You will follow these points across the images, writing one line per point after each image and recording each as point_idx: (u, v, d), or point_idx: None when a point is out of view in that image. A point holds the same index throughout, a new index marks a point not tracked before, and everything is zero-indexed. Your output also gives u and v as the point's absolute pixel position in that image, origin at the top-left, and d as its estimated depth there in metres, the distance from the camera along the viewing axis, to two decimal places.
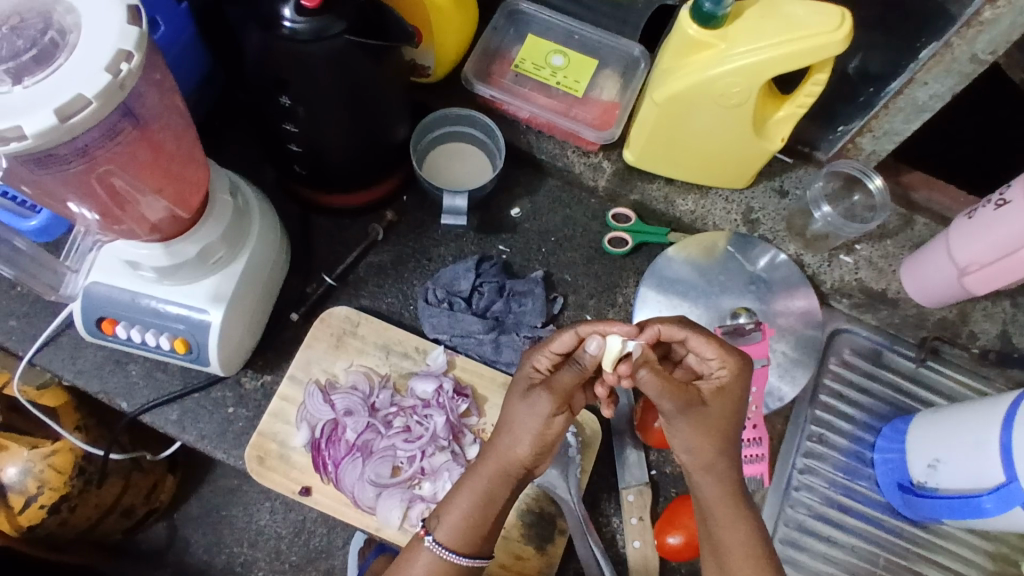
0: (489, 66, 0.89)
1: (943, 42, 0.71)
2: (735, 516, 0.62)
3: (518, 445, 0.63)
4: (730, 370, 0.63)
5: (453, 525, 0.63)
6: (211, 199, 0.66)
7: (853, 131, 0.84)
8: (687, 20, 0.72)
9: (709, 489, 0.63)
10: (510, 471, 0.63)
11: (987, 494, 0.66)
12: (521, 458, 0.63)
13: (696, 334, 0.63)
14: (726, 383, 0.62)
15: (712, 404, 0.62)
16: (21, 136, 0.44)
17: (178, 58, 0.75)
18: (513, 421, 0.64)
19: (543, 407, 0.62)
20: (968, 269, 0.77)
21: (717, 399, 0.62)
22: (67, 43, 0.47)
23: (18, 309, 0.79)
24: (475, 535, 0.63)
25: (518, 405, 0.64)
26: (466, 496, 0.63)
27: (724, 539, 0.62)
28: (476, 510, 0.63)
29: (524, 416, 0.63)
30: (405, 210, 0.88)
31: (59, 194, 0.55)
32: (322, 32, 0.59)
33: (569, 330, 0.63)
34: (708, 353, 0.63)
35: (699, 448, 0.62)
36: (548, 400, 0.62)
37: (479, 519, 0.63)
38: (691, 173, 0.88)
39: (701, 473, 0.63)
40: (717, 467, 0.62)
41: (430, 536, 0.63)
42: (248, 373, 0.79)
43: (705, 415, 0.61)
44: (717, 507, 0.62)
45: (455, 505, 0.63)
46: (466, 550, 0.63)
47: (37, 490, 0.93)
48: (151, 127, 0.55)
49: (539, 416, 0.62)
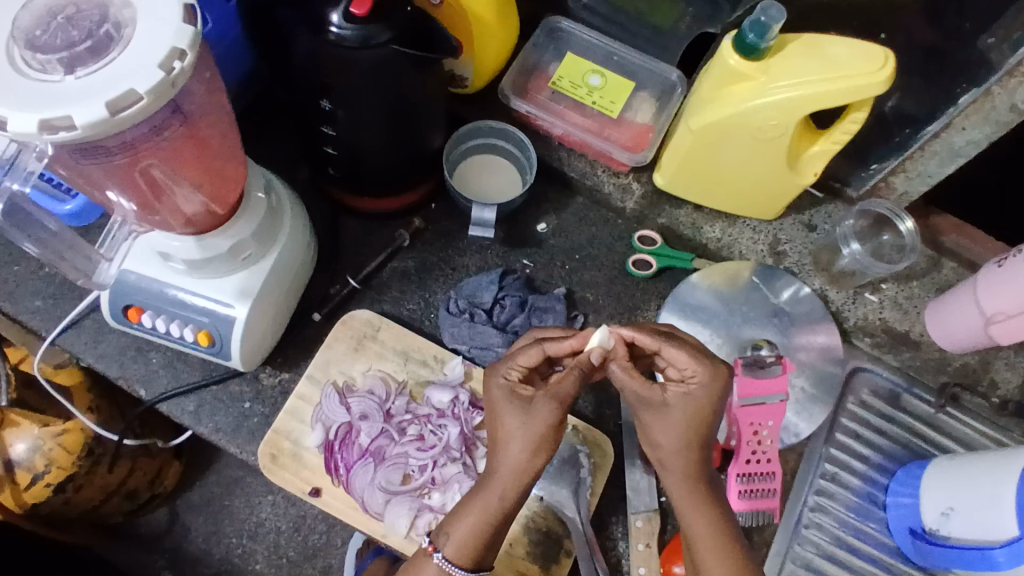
0: (526, 83, 0.90)
1: (984, 89, 0.70)
2: (704, 510, 0.61)
3: (521, 454, 0.61)
4: (702, 377, 0.62)
5: (460, 540, 0.61)
6: (246, 196, 0.67)
7: (887, 170, 0.83)
8: (730, 50, 0.72)
9: (673, 482, 0.62)
10: (516, 484, 0.61)
11: (1000, 547, 0.65)
12: (525, 467, 0.61)
13: (671, 344, 0.64)
14: (694, 390, 0.62)
15: (675, 405, 0.61)
16: (70, 126, 0.44)
17: (224, 53, 0.77)
18: (509, 433, 0.61)
19: (540, 415, 0.60)
20: (994, 318, 0.77)
21: (683, 402, 0.61)
22: (121, 37, 0.47)
23: (45, 289, 0.80)
24: (480, 549, 0.61)
25: (510, 416, 0.62)
26: (471, 512, 0.62)
27: (690, 529, 0.62)
28: (482, 527, 0.61)
29: (522, 425, 0.61)
30: (432, 218, 0.88)
31: (100, 181, 0.56)
32: (369, 40, 0.60)
33: (536, 345, 0.65)
34: (682, 362, 0.63)
35: (661, 443, 0.62)
36: (549, 408, 0.60)
37: (486, 535, 0.61)
38: (719, 202, 0.88)
39: (665, 468, 0.62)
40: (676, 458, 0.61)
41: (439, 552, 0.61)
42: (267, 369, 0.79)
43: (669, 416, 0.61)
44: (681, 496, 0.62)
45: (461, 522, 0.62)
46: (471, 564, 0.62)
47: (45, 467, 0.94)
48: (197, 123, 0.56)
49: (540, 424, 0.60)
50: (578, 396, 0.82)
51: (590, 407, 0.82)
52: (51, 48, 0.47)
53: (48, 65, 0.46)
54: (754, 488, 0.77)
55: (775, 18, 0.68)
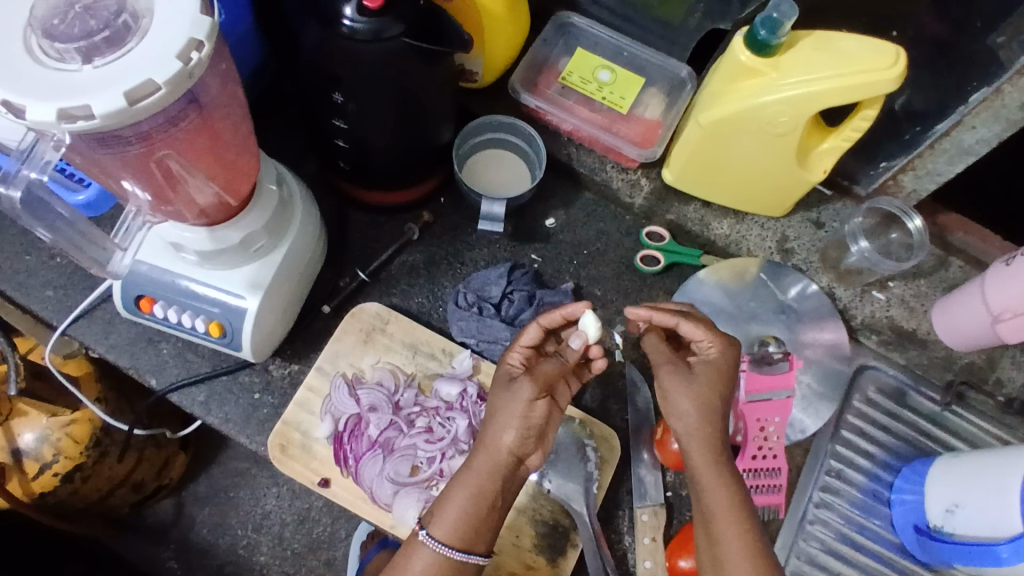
0: (536, 77, 0.90)
1: (994, 88, 0.70)
2: (725, 482, 0.62)
3: (502, 431, 0.63)
4: (718, 348, 0.64)
5: (449, 519, 0.62)
6: (258, 189, 0.67)
7: (896, 168, 0.84)
8: (741, 46, 0.72)
9: (697, 456, 0.63)
10: (500, 461, 0.63)
11: (1004, 543, 0.65)
12: (508, 447, 0.62)
13: (687, 320, 0.65)
14: (712, 357, 0.64)
15: (700, 369, 0.64)
16: (89, 115, 0.45)
17: (236, 45, 0.77)
18: (495, 410, 0.64)
19: (518, 394, 0.63)
20: (1001, 316, 0.77)
21: (704, 367, 0.64)
22: (139, 27, 0.48)
23: (57, 280, 0.81)
24: (469, 530, 0.62)
25: (499, 393, 0.65)
26: (459, 491, 0.62)
27: (710, 503, 0.62)
28: (468, 505, 0.62)
29: (507, 404, 0.64)
30: (441, 211, 0.89)
31: (115, 172, 0.56)
32: (381, 33, 0.60)
33: (534, 322, 0.67)
34: (697, 337, 0.65)
35: (687, 411, 0.63)
36: (527, 388, 0.63)
37: (474, 513, 0.62)
38: (729, 198, 0.88)
39: (691, 439, 0.63)
40: (703, 431, 0.63)
41: (424, 529, 0.62)
42: (276, 361, 0.80)
43: (693, 380, 0.64)
44: (704, 470, 0.63)
45: (450, 501, 0.62)
46: (462, 545, 0.61)
47: (53, 457, 0.94)
48: (212, 114, 0.56)
49: (520, 401, 0.63)
50: (585, 390, 0.83)
51: (597, 401, 0.82)
52: (68, 38, 0.47)
53: (65, 55, 0.46)
54: (761, 484, 0.78)
55: (787, 14, 0.68)
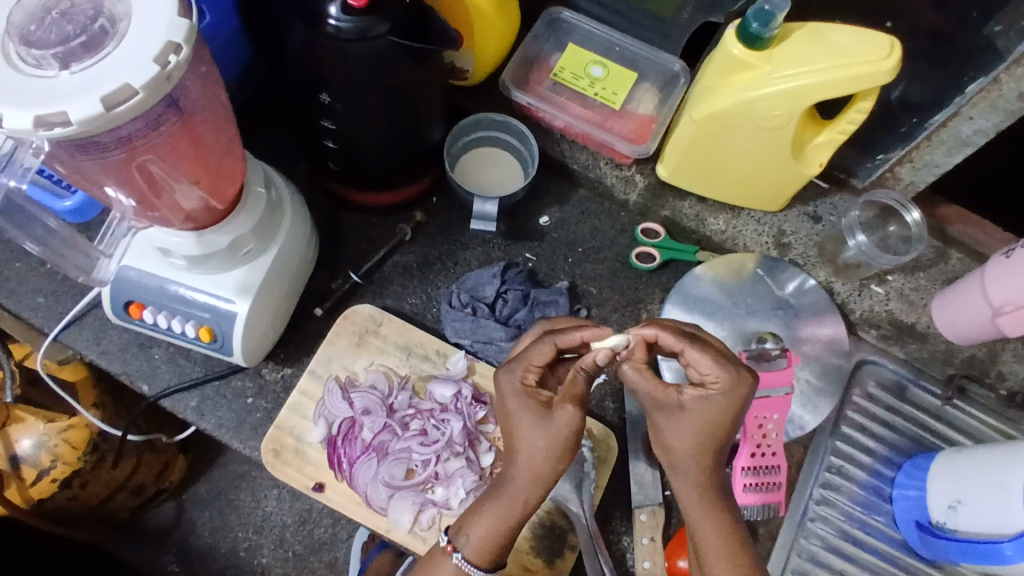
0: (527, 74, 0.89)
1: (991, 78, 0.69)
2: (715, 516, 0.60)
3: (539, 461, 0.59)
4: (722, 382, 0.59)
5: (478, 544, 0.60)
6: (246, 191, 0.66)
7: (893, 160, 0.82)
8: (733, 39, 0.71)
9: (685, 487, 0.60)
10: (534, 490, 0.60)
11: (1008, 541, 0.65)
12: (547, 472, 0.59)
13: (693, 347, 0.60)
14: (712, 396, 0.58)
15: (691, 409, 0.59)
16: (66, 122, 0.44)
17: (221, 47, 0.76)
18: (526, 440, 0.59)
19: (558, 425, 0.58)
20: (1002, 309, 0.76)
21: (697, 406, 0.59)
22: (116, 31, 0.47)
23: (47, 286, 0.80)
24: (500, 550, 0.61)
25: (526, 421, 0.60)
26: (489, 516, 0.60)
27: (700, 535, 0.60)
28: (500, 531, 0.60)
29: (540, 431, 0.59)
30: (433, 211, 0.88)
31: (97, 178, 0.55)
32: (366, 33, 0.60)
33: (549, 340, 0.62)
34: (704, 366, 0.60)
35: (676, 447, 0.59)
36: (571, 414, 0.58)
37: (505, 537, 0.61)
38: (726, 193, 0.86)
39: (675, 471, 0.60)
40: (690, 462, 0.59)
41: (457, 553, 0.61)
42: (269, 365, 0.79)
43: (682, 419, 0.59)
44: (690, 505, 0.60)
45: (477, 525, 0.61)
46: (488, 564, 0.61)
47: (50, 464, 0.94)
48: (193, 118, 0.55)
49: (557, 430, 0.58)
50: None
51: (594, 401, 0.82)
52: (45, 44, 0.46)
53: (43, 61, 0.46)
54: (760, 482, 0.77)
55: (780, 6, 0.67)
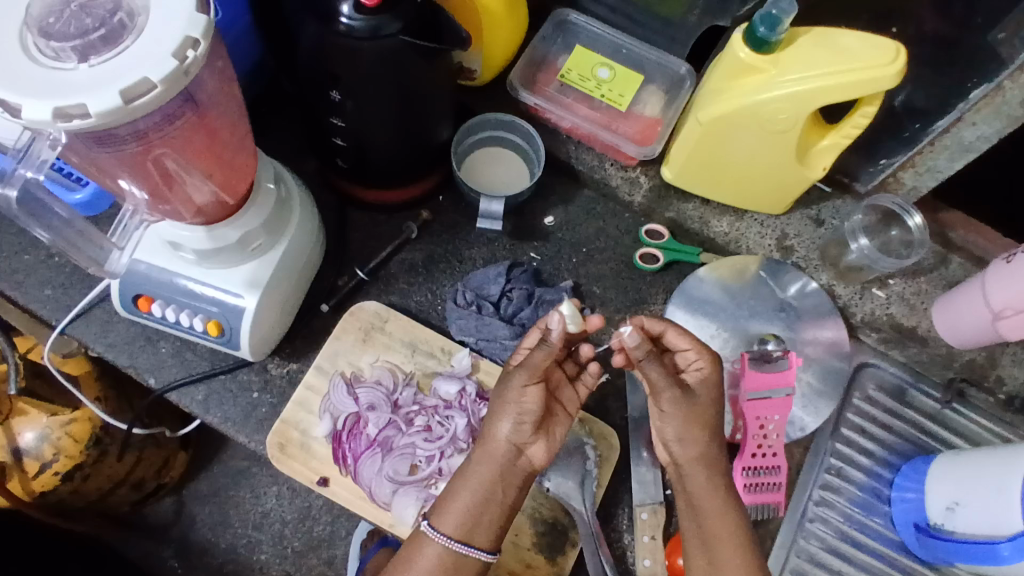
0: (534, 75, 0.89)
1: (995, 84, 0.70)
2: (726, 512, 0.65)
3: (499, 421, 0.65)
4: (710, 365, 0.67)
5: (450, 511, 0.63)
6: (256, 187, 0.67)
7: (896, 165, 0.83)
8: (741, 43, 0.72)
9: (697, 479, 0.66)
10: (497, 453, 0.64)
11: (1004, 542, 0.66)
12: (504, 436, 0.64)
13: (675, 328, 0.67)
14: (708, 375, 0.67)
15: (699, 394, 0.67)
16: (85, 114, 0.44)
17: (233, 43, 0.77)
18: (493, 403, 0.66)
19: (514, 385, 0.64)
20: (1003, 313, 0.76)
21: (702, 388, 0.67)
22: (135, 25, 0.47)
23: (55, 279, 0.81)
24: (469, 518, 0.63)
25: (499, 387, 0.67)
26: (461, 482, 0.64)
27: (711, 527, 0.65)
28: (468, 496, 0.63)
29: (504, 396, 0.65)
30: (439, 210, 0.89)
31: (112, 170, 0.56)
32: (378, 31, 0.60)
33: (534, 325, 0.67)
34: (689, 350, 0.67)
35: (692, 438, 0.66)
36: (520, 376, 0.64)
37: (474, 505, 0.63)
38: (729, 195, 0.87)
39: (690, 464, 0.67)
40: (707, 454, 0.66)
41: (428, 521, 0.64)
42: (275, 359, 0.80)
43: (693, 405, 0.66)
44: (705, 497, 0.65)
45: (452, 493, 0.64)
46: (461, 536, 0.63)
47: (53, 457, 0.94)
48: (209, 113, 0.56)
49: (513, 391, 0.64)
50: (585, 389, 0.83)
51: (597, 400, 0.82)
52: (64, 36, 0.47)
53: (62, 54, 0.46)
54: (761, 482, 0.78)
55: (787, 11, 0.67)
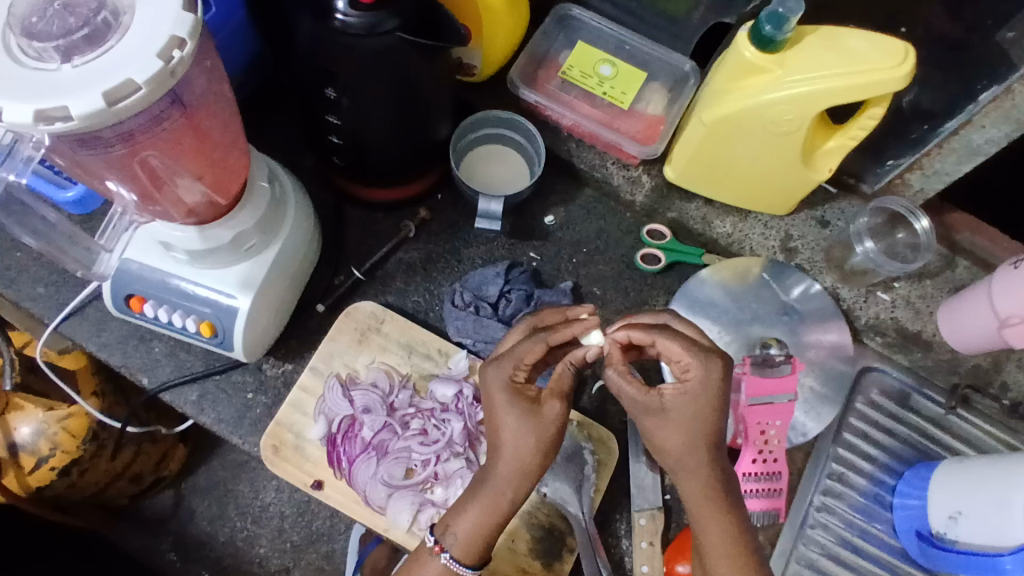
0: (535, 71, 0.88)
1: (1005, 88, 0.68)
2: (722, 518, 0.59)
3: (529, 457, 0.59)
4: (696, 372, 0.59)
5: (465, 540, 0.60)
6: (249, 186, 0.66)
7: (903, 167, 0.82)
8: (746, 42, 0.70)
9: (690, 486, 0.60)
10: (523, 485, 0.60)
11: (1008, 554, 0.64)
12: (525, 467, 0.59)
13: (664, 337, 0.61)
14: (692, 387, 0.59)
15: (674, 409, 0.59)
16: (67, 116, 0.43)
17: (225, 42, 0.75)
18: (513, 438, 0.59)
19: (549, 418, 0.60)
20: (1009, 321, 0.75)
21: (680, 401, 0.59)
22: (120, 24, 0.46)
23: (48, 276, 0.80)
24: (484, 546, 0.61)
25: (516, 419, 0.60)
26: (475, 510, 0.60)
27: (703, 536, 0.60)
28: (487, 527, 0.60)
29: (529, 428, 0.59)
30: (438, 208, 0.87)
31: (99, 172, 0.54)
32: (375, 28, 0.59)
33: (540, 339, 0.62)
34: (677, 355, 0.61)
35: (670, 449, 0.60)
36: (559, 409, 0.60)
37: (491, 533, 0.60)
38: (731, 196, 0.86)
39: (678, 471, 0.60)
40: (688, 465, 0.59)
41: (446, 552, 0.60)
42: (269, 360, 0.79)
43: (669, 420, 0.59)
44: (696, 504, 0.60)
45: (463, 520, 0.60)
46: (475, 561, 0.61)
47: (49, 451, 0.94)
48: (198, 113, 0.55)
49: (549, 426, 0.60)
50: (584, 392, 0.81)
51: (595, 403, 0.81)
52: (47, 36, 0.46)
53: (44, 54, 0.45)
54: (761, 488, 0.76)
55: (793, 10, 0.66)
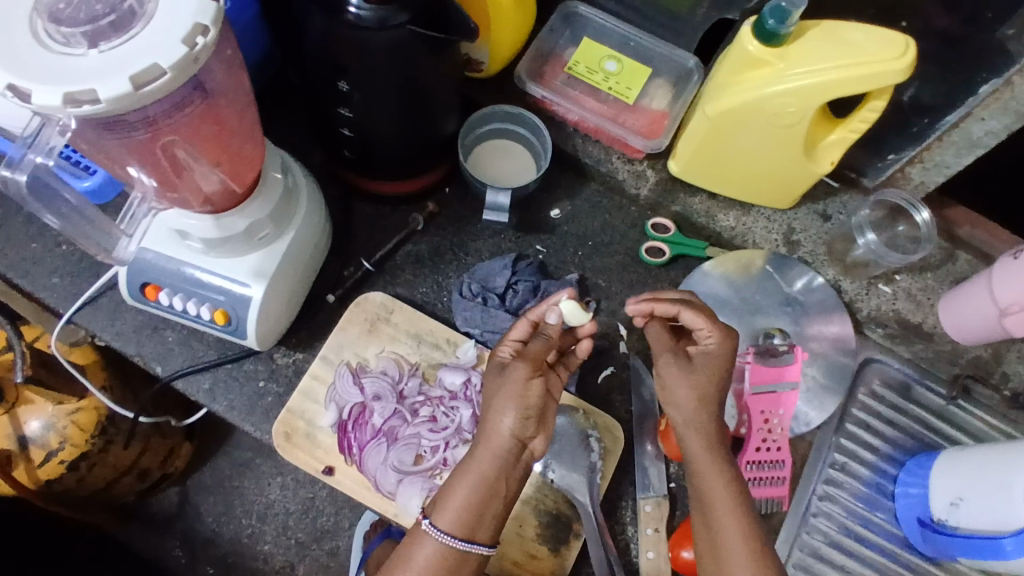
0: (541, 67, 0.89)
1: (1004, 79, 0.70)
2: (719, 467, 0.64)
3: (500, 416, 0.63)
4: (716, 340, 0.65)
5: (450, 508, 0.62)
6: (263, 176, 0.67)
7: (904, 160, 0.83)
8: (749, 36, 0.72)
9: (693, 438, 0.65)
10: (501, 451, 0.63)
11: (1009, 537, 0.65)
12: (508, 431, 0.63)
13: (689, 309, 0.65)
14: (711, 352, 0.65)
15: (697, 365, 0.66)
16: (95, 99, 0.44)
17: (241, 34, 0.77)
18: (490, 400, 0.65)
19: (512, 375, 0.65)
20: (1009, 309, 0.76)
21: (703, 362, 0.65)
22: (144, 11, 0.47)
23: (63, 267, 0.81)
24: (471, 516, 0.62)
25: (493, 381, 0.66)
26: (461, 479, 0.63)
27: (705, 487, 0.64)
28: (471, 492, 0.62)
29: (501, 389, 0.65)
30: (446, 202, 0.89)
31: (121, 157, 0.56)
32: (387, 22, 0.60)
33: (522, 317, 0.68)
34: (700, 326, 0.65)
35: (682, 401, 0.65)
36: (521, 366, 0.65)
37: (475, 501, 0.62)
38: (734, 189, 0.87)
39: (685, 427, 0.65)
40: (698, 418, 0.65)
41: (428, 519, 0.62)
42: (280, 349, 0.80)
43: (690, 376, 0.65)
44: (699, 457, 0.64)
45: (453, 490, 0.63)
46: (463, 533, 0.61)
47: (59, 445, 0.95)
48: (217, 100, 0.56)
49: (513, 382, 0.64)
50: (590, 383, 0.83)
51: (601, 392, 0.82)
52: (74, 22, 0.47)
53: (72, 39, 0.46)
54: (763, 476, 0.78)
55: (796, 3, 0.67)
